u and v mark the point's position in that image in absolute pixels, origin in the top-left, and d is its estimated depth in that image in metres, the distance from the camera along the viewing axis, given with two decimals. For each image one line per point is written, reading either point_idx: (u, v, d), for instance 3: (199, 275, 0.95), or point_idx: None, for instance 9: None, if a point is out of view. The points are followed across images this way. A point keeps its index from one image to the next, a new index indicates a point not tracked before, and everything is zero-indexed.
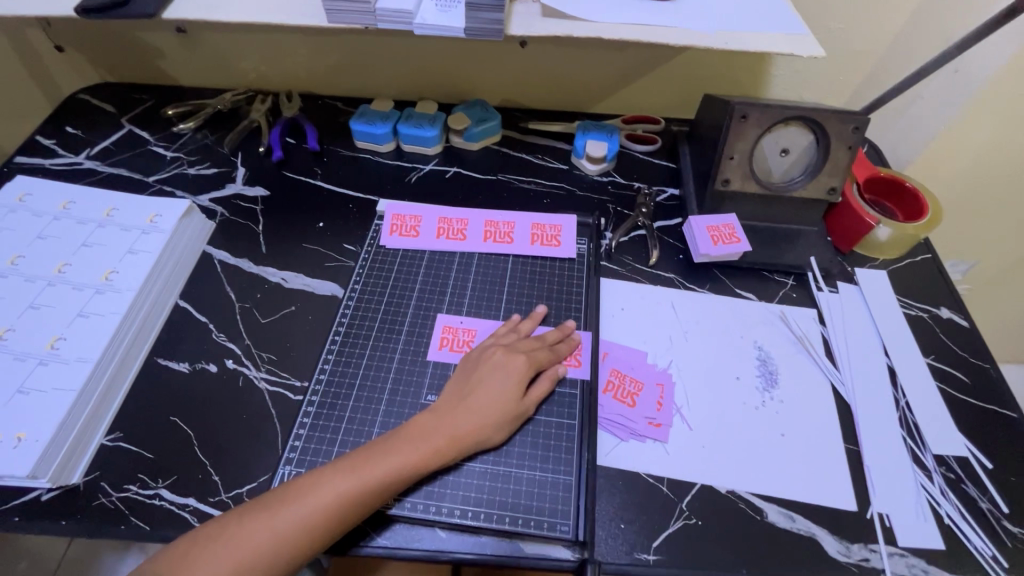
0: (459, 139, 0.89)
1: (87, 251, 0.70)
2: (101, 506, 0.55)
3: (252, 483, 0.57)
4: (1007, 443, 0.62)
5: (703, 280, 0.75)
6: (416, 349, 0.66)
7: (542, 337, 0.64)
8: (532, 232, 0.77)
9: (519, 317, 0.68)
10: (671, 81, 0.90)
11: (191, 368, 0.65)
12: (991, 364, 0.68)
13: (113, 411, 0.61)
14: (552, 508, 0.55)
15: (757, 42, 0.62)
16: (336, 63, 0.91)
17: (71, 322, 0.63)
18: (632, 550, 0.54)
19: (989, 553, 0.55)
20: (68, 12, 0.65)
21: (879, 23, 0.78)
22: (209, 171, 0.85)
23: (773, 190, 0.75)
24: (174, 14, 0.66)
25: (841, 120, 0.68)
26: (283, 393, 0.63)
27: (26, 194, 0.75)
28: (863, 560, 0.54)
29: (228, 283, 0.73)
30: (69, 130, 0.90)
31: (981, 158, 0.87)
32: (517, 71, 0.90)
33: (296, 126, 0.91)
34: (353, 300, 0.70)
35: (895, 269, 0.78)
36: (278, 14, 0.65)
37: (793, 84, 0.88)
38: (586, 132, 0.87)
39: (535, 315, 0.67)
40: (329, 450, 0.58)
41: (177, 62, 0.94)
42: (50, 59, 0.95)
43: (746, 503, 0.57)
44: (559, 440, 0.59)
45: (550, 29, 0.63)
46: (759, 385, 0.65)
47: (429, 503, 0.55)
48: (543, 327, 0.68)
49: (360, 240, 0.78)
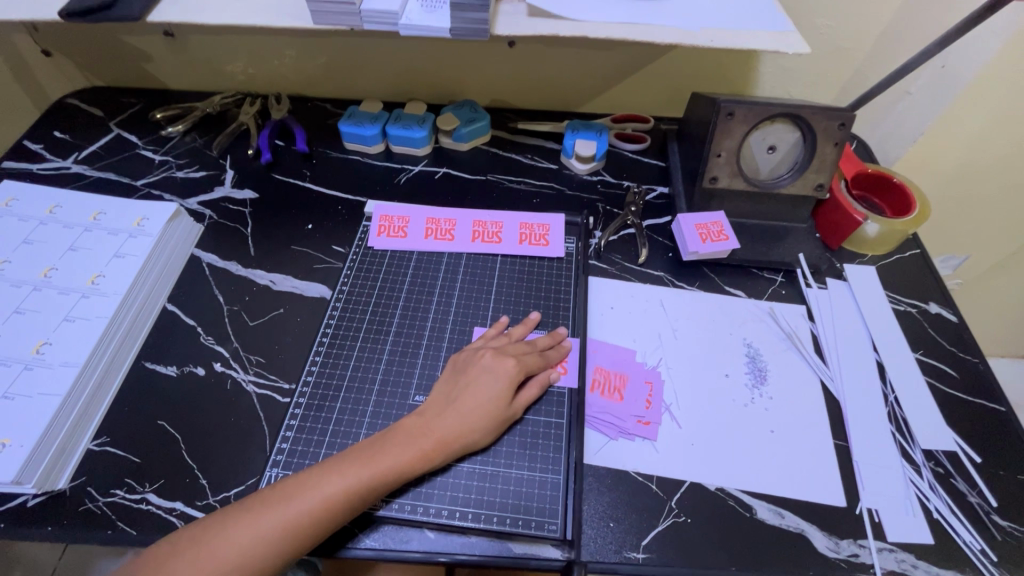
0: (448, 140, 0.89)
1: (73, 255, 0.69)
2: (87, 511, 0.55)
3: (240, 486, 0.56)
4: (995, 436, 0.63)
5: (692, 278, 0.75)
6: (403, 351, 0.65)
7: (534, 343, 0.63)
8: (521, 232, 0.77)
9: (510, 321, 0.68)
10: (660, 80, 0.90)
11: (179, 372, 0.65)
12: (979, 359, 0.69)
13: (99, 416, 0.61)
14: (540, 507, 0.55)
15: (742, 40, 0.62)
16: (324, 65, 0.91)
17: (57, 327, 0.63)
18: (621, 549, 0.54)
19: (977, 547, 0.55)
20: (52, 15, 0.65)
21: (865, 20, 0.79)
22: (198, 174, 0.85)
23: (761, 188, 0.75)
24: (159, 16, 0.65)
25: (827, 116, 0.68)
26: (271, 396, 0.63)
27: (13, 199, 0.74)
28: (853, 555, 0.54)
29: (217, 286, 0.72)
30: (57, 135, 0.90)
31: (968, 154, 0.87)
32: (505, 72, 0.90)
33: (285, 128, 0.91)
34: (341, 303, 0.69)
35: (883, 265, 0.78)
36: (263, 15, 0.65)
37: (782, 81, 0.88)
38: (574, 132, 0.87)
39: (528, 320, 0.67)
40: (316, 452, 0.58)
41: (165, 65, 0.93)
42: (37, 63, 0.95)
43: (735, 500, 0.57)
44: (547, 439, 0.59)
45: (534, 28, 0.63)
46: (748, 381, 0.65)
47: (417, 504, 0.55)
48: (536, 333, 0.67)
49: (348, 241, 0.78)
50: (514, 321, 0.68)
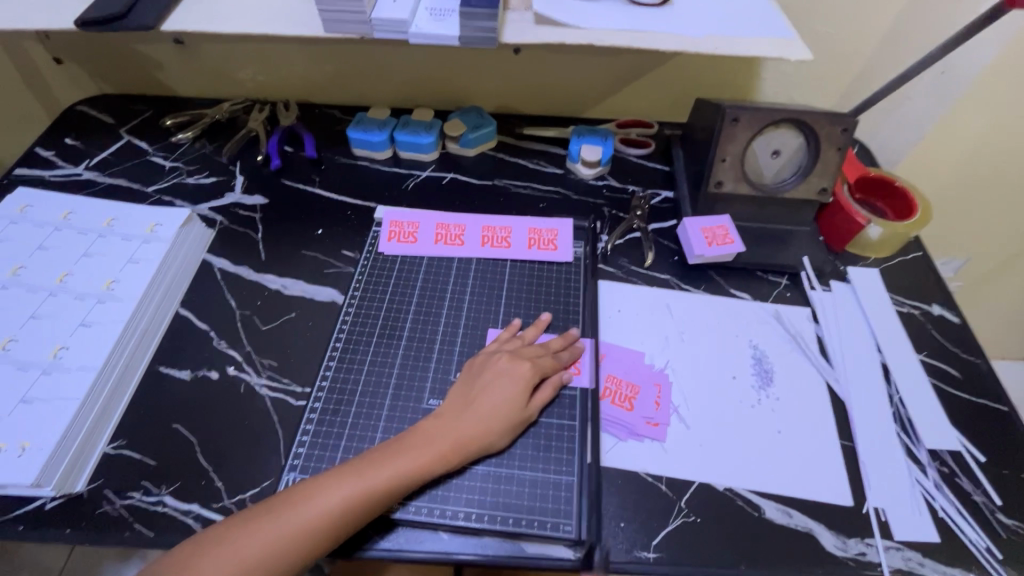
0: (455, 145, 0.90)
1: (87, 261, 0.70)
2: (105, 513, 0.56)
3: (256, 488, 0.57)
4: (999, 436, 0.63)
5: (698, 281, 0.76)
6: (417, 355, 0.66)
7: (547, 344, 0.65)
8: (529, 236, 0.78)
9: (522, 324, 0.69)
10: (664, 86, 0.91)
11: (193, 376, 0.66)
12: (982, 359, 0.70)
13: (115, 420, 0.62)
14: (554, 508, 0.56)
15: (746, 47, 0.63)
16: (332, 72, 0.92)
17: (73, 332, 0.64)
18: (632, 549, 0.55)
19: (983, 545, 0.56)
20: (67, 25, 0.66)
21: (866, 26, 0.80)
22: (208, 180, 0.86)
23: (765, 191, 0.76)
24: (173, 26, 0.66)
25: (830, 121, 0.69)
26: (284, 399, 0.64)
27: (27, 205, 0.75)
28: (860, 554, 0.55)
29: (229, 291, 0.73)
30: (68, 142, 0.91)
31: (969, 157, 0.88)
32: (511, 78, 0.91)
33: (294, 134, 0.92)
34: (353, 308, 0.70)
35: (886, 267, 0.79)
36: (276, 24, 0.67)
37: (784, 87, 0.89)
38: (580, 137, 0.88)
39: (539, 322, 0.68)
40: (333, 456, 0.59)
41: (175, 72, 0.94)
42: (48, 71, 0.96)
43: (744, 500, 0.58)
44: (560, 441, 0.60)
45: (542, 36, 0.64)
46: (755, 383, 0.66)
47: (433, 507, 0.55)
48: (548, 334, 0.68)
49: (358, 246, 0.79)
50: (525, 324, 0.69)
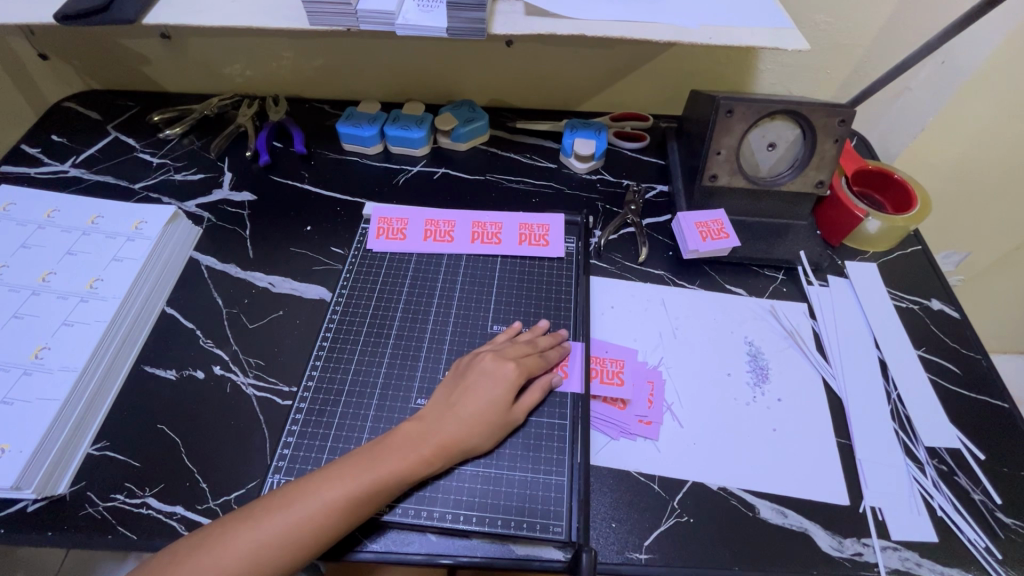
0: (446, 140, 0.89)
1: (71, 260, 0.69)
2: (88, 516, 0.55)
3: (241, 490, 0.56)
4: (999, 434, 0.62)
5: (693, 277, 0.75)
6: (405, 355, 0.65)
7: (534, 342, 0.63)
8: (521, 232, 0.76)
9: (522, 327, 0.67)
10: (660, 78, 0.89)
11: (178, 375, 0.65)
12: (982, 355, 0.68)
13: (98, 420, 0.61)
14: (545, 510, 0.55)
15: (741, 37, 0.62)
16: (322, 66, 0.91)
17: (55, 331, 0.63)
18: (624, 550, 0.53)
19: (982, 545, 0.55)
20: (47, 19, 0.64)
21: (865, 15, 0.78)
22: (196, 177, 0.85)
23: (762, 185, 0.74)
24: (155, 19, 0.65)
25: (827, 113, 0.67)
26: (271, 398, 0.63)
27: (11, 203, 0.74)
28: (856, 554, 0.54)
29: (217, 289, 0.72)
30: (55, 139, 0.90)
31: (969, 149, 0.86)
32: (504, 71, 0.90)
33: (283, 129, 0.91)
34: (341, 306, 0.69)
35: (884, 262, 0.77)
36: (258, 17, 0.65)
37: (781, 78, 0.88)
38: (574, 131, 0.86)
39: (535, 328, 0.66)
40: (319, 457, 0.57)
41: (163, 67, 0.93)
42: (34, 67, 0.95)
43: (738, 499, 0.57)
44: (550, 440, 0.59)
45: (532, 28, 0.63)
46: (750, 380, 0.65)
47: (421, 508, 0.54)
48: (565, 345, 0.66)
49: (348, 243, 0.77)
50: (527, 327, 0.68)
